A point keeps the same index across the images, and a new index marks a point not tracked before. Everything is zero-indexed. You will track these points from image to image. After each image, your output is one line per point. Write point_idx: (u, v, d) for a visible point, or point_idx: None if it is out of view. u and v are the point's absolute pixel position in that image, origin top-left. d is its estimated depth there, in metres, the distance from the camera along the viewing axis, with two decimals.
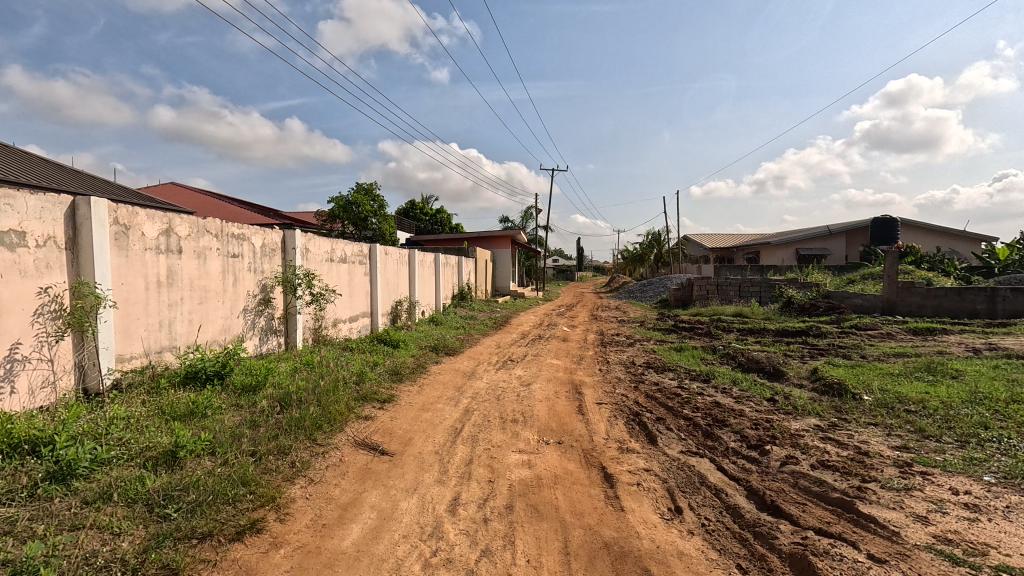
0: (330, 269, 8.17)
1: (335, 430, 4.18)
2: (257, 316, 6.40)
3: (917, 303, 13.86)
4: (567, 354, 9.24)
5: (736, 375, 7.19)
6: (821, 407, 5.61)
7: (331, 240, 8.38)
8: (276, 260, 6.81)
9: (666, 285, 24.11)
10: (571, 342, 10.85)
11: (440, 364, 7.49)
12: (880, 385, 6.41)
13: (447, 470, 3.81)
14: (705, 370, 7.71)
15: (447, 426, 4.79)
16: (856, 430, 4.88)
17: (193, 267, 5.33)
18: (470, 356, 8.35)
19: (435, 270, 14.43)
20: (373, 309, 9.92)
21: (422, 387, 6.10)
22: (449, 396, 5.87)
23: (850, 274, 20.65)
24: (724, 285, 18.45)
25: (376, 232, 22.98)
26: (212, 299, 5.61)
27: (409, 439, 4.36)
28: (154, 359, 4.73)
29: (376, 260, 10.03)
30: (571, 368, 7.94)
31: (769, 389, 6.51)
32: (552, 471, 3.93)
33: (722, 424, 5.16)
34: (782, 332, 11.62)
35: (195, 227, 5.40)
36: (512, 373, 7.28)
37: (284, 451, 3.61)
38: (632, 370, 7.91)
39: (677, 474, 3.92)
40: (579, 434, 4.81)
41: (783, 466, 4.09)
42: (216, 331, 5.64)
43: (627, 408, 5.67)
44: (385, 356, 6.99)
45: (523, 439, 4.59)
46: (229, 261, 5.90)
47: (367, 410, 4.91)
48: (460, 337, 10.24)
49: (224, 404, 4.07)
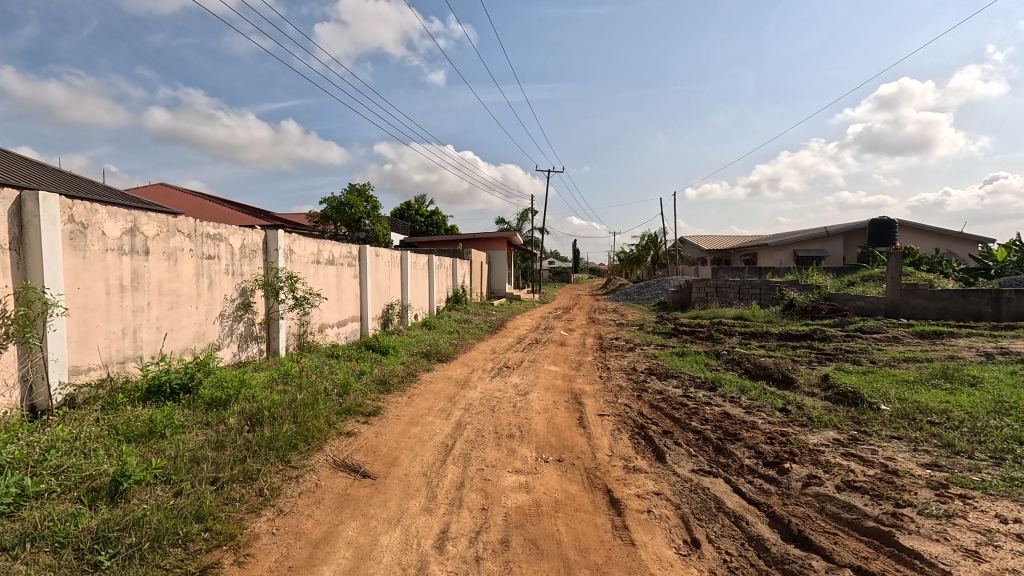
0: (316, 272, 7.77)
1: (312, 449, 3.78)
2: (235, 322, 5.98)
3: (921, 306, 13.56)
4: (565, 360, 8.86)
5: (743, 383, 6.83)
6: (838, 419, 5.25)
7: (318, 241, 7.98)
8: (257, 262, 6.40)
9: (664, 287, 23.79)
10: (569, 347, 10.47)
11: (431, 372, 7.08)
12: (898, 394, 6.05)
13: (435, 496, 3.41)
14: (711, 376, 7.35)
15: (437, 443, 4.40)
16: (879, 444, 4.52)
17: (162, 269, 4.92)
18: (464, 363, 7.94)
19: (428, 272, 14.03)
20: (363, 312, 9.53)
21: (412, 398, 5.70)
22: (440, 408, 5.47)
23: (850, 275, 20.37)
24: (724, 287, 18.15)
25: (370, 233, 22.59)
26: (184, 304, 5.19)
27: (395, 459, 3.96)
28: (116, 371, 4.32)
29: (366, 262, 9.63)
30: (570, 375, 7.56)
31: (780, 398, 6.15)
32: (552, 495, 3.54)
33: (734, 438, 4.79)
34: (786, 336, 11.29)
35: (164, 227, 4.99)
36: (508, 381, 6.88)
37: (251, 476, 3.21)
38: (633, 377, 7.55)
39: (690, 498, 3.54)
40: (581, 451, 4.43)
41: (806, 488, 3.72)
42: (189, 339, 5.23)
43: (631, 420, 5.29)
44: (373, 364, 6.57)
45: (520, 458, 4.20)
46: (204, 262, 5.49)
47: (350, 424, 4.51)
48: (453, 342, 9.83)
49: (187, 423, 3.64)
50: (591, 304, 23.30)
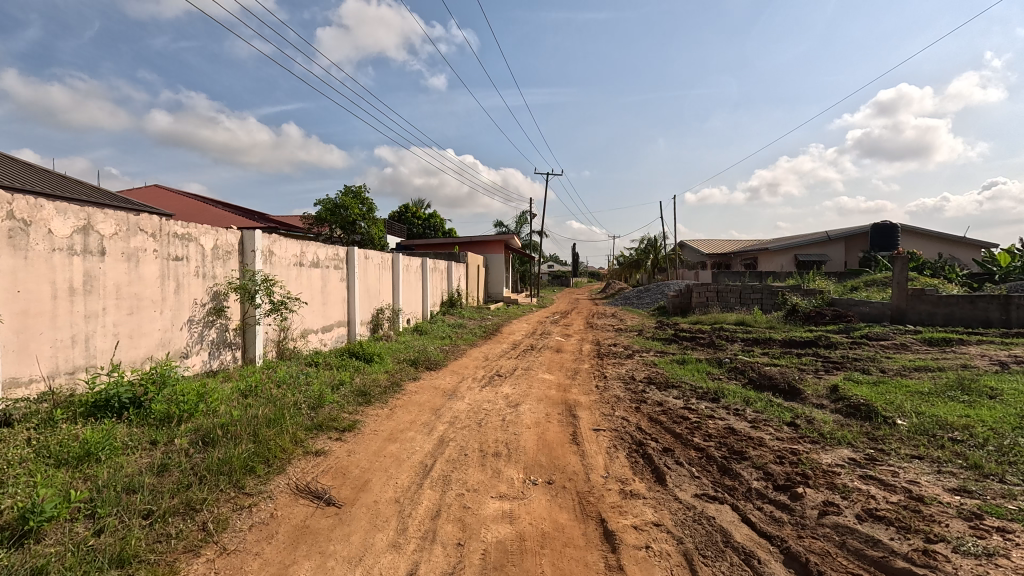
0: (298, 275, 7.39)
1: (272, 473, 3.39)
2: (206, 329, 5.59)
3: (927, 311, 13.20)
4: (560, 368, 8.47)
5: (748, 394, 6.45)
6: (852, 435, 4.87)
7: (302, 243, 7.63)
8: (231, 264, 6.02)
9: (663, 291, 23.46)
10: (566, 353, 10.07)
11: (417, 381, 6.69)
12: (914, 407, 5.66)
13: (406, 527, 3.02)
14: (714, 387, 6.96)
15: (415, 463, 4.01)
16: (899, 466, 4.14)
17: (120, 271, 4.53)
18: (453, 371, 7.55)
19: (421, 276, 13.63)
20: (350, 317, 9.16)
21: (393, 411, 5.31)
22: (423, 422, 5.07)
23: (854, 281, 19.89)
24: (724, 292, 17.83)
25: (365, 236, 22.22)
26: (146, 309, 4.81)
27: (365, 482, 3.56)
28: (61, 382, 3.93)
29: (354, 265, 9.26)
30: (565, 384, 7.16)
31: (788, 411, 5.77)
32: (537, 526, 3.15)
33: (740, 457, 4.41)
34: (790, 343, 10.90)
35: (124, 225, 4.61)
36: (499, 392, 6.49)
37: (193, 508, 2.81)
38: (631, 387, 7.15)
39: (693, 531, 3.14)
40: (573, 472, 4.05)
41: (822, 518, 3.33)
42: (150, 346, 4.84)
43: (629, 436, 4.90)
44: (354, 373, 6.18)
45: (507, 480, 3.81)
46: (170, 264, 5.11)
47: (320, 442, 4.12)
48: (444, 349, 9.42)
49: (130, 443, 3.25)
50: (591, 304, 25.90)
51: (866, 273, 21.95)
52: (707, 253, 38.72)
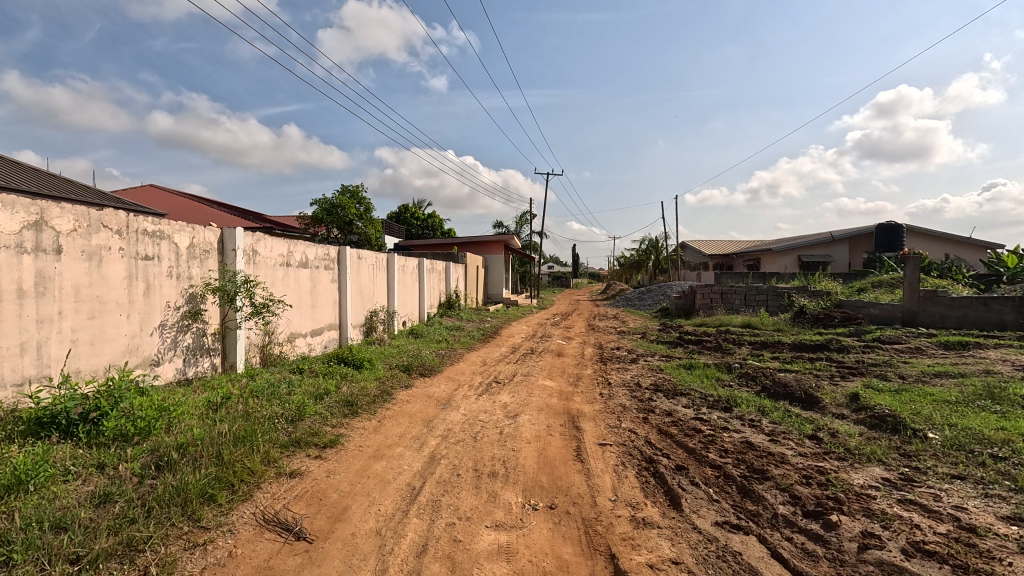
0: (284, 276, 7.00)
1: (236, 501, 2.97)
2: (180, 334, 5.19)
3: (940, 313, 12.79)
4: (562, 373, 8.05)
5: (763, 403, 6.05)
6: (882, 451, 4.46)
7: (289, 241, 7.22)
8: (210, 263, 5.62)
9: (666, 292, 23.07)
10: (567, 358, 9.65)
11: (410, 389, 6.28)
12: (944, 418, 5.25)
13: (387, 567, 2.61)
14: (725, 395, 6.55)
15: (402, 485, 3.60)
16: (941, 488, 3.73)
17: (80, 271, 4.12)
18: (448, 378, 7.14)
19: (418, 277, 13.22)
20: (341, 320, 8.75)
21: (382, 423, 4.90)
22: (413, 436, 4.65)
23: (861, 282, 19.47)
24: (729, 293, 17.43)
25: (362, 236, 21.81)
26: (110, 312, 4.40)
27: (343, 510, 3.15)
28: (5, 396, 3.52)
29: (346, 266, 8.85)
30: (567, 392, 6.75)
31: (808, 422, 5.36)
32: (538, 563, 2.75)
33: (761, 476, 3.99)
34: (800, 347, 10.48)
35: (84, 221, 4.19)
36: (497, 401, 6.06)
37: (136, 549, 2.40)
38: (637, 395, 6.73)
39: (719, 570, 2.73)
40: (578, 495, 3.64)
41: (863, 553, 2.91)
42: (115, 353, 4.43)
43: (638, 452, 4.48)
44: (341, 381, 5.77)
45: (503, 506, 3.39)
46: (138, 264, 4.70)
47: (297, 461, 3.70)
48: (440, 353, 8.99)
49: (70, 469, 2.82)
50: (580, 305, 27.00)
51: (871, 273, 21.55)
52: (709, 254, 38.35)
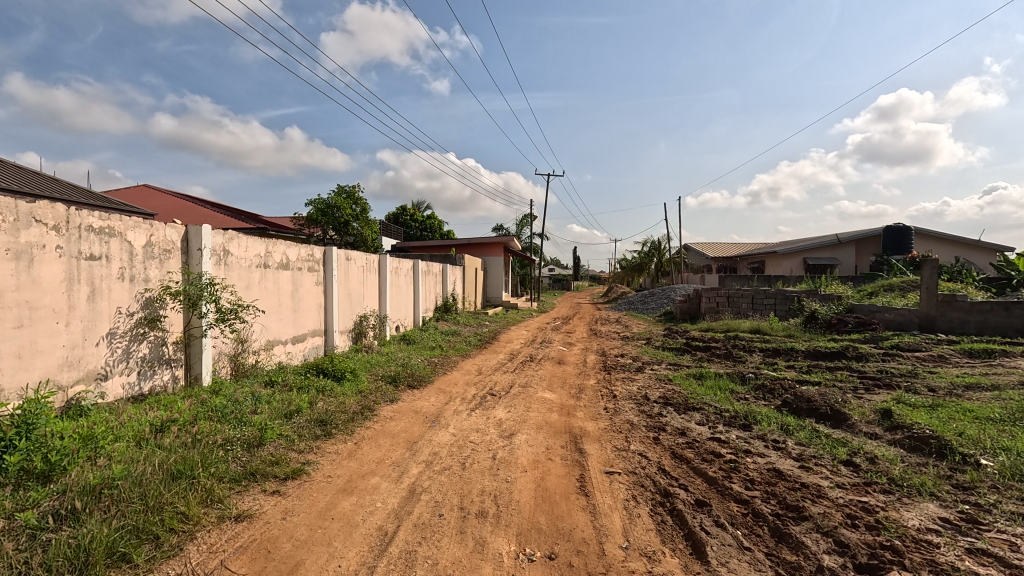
0: (260, 278, 6.43)
1: (156, 562, 2.38)
2: (134, 344, 4.61)
3: (959, 319, 12.18)
4: (562, 384, 7.45)
5: (785, 421, 5.47)
6: (933, 483, 3.86)
7: (267, 241, 6.65)
8: (171, 265, 5.05)
9: (670, 296, 22.48)
10: (568, 366, 9.06)
11: (395, 403, 5.71)
12: (995, 439, 4.65)
13: None
14: (742, 410, 5.97)
15: (371, 529, 3.00)
16: (1016, 533, 3.12)
17: (4, 272, 3.54)
18: (439, 390, 6.56)
19: (412, 280, 12.62)
20: (327, 325, 8.18)
21: (359, 446, 4.32)
22: (393, 462, 4.07)
23: (871, 285, 18.85)
24: (735, 298, 16.86)
25: (358, 236, 21.22)
26: (43, 320, 3.82)
27: (295, 568, 2.55)
28: None
29: (332, 268, 8.28)
30: (569, 406, 6.16)
31: (840, 444, 4.77)
32: None
33: (798, 515, 3.39)
34: (815, 355, 9.87)
35: (11, 215, 3.61)
36: (491, 417, 5.47)
37: None
38: (645, 410, 6.14)
39: None
40: (583, 541, 3.04)
41: None
42: (50, 367, 3.85)
43: (652, 483, 3.88)
44: (317, 396, 5.20)
45: (492, 558, 2.79)
46: (81, 264, 4.13)
47: (248, 498, 3.11)
48: (432, 361, 8.39)
49: None
50: (573, 304, 29.78)
51: (881, 277, 20.95)
52: (712, 257, 37.82)
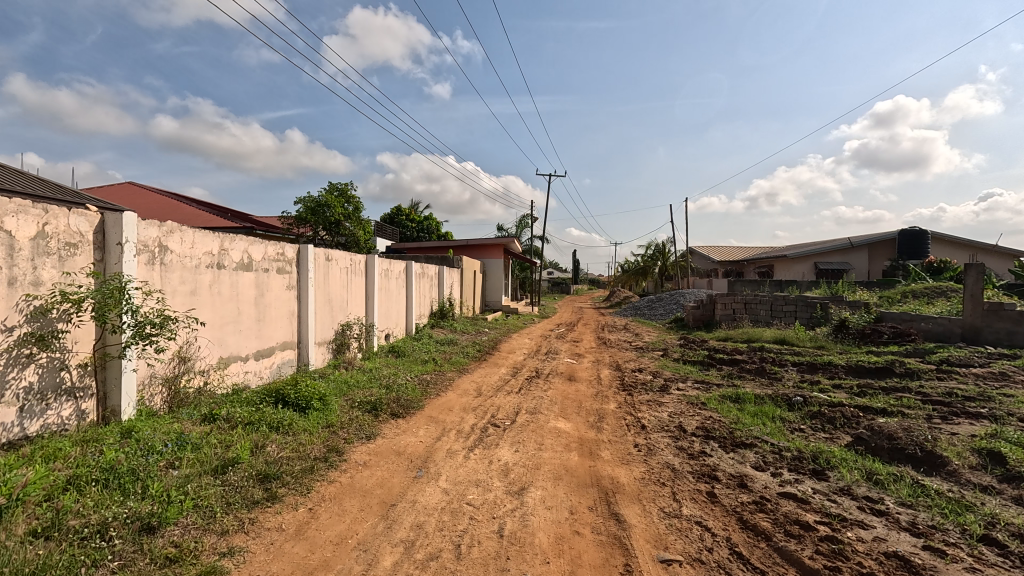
0: (211, 282, 5.23)
1: None
2: (13, 371, 3.39)
3: (1007, 330, 11.00)
4: (577, 409, 6.27)
5: (871, 468, 4.27)
6: None
7: (219, 236, 5.42)
8: (75, 263, 3.84)
9: (678, 301, 21.32)
10: (581, 384, 7.86)
11: (371, 440, 4.51)
12: None
13: None
14: (805, 449, 4.78)
15: None
16: None
17: None
18: (429, 419, 5.36)
19: (404, 283, 11.40)
20: (301, 336, 6.99)
21: (313, 514, 3.12)
22: (358, 543, 2.87)
23: (895, 291, 17.68)
24: (753, 304, 15.72)
25: (351, 237, 20.05)
26: None
27: None
28: None
29: (306, 268, 7.04)
30: (590, 442, 4.97)
31: (961, 509, 3.56)
32: None
33: None
34: (859, 371, 8.68)
35: None
36: (494, 460, 4.29)
37: None
38: (684, 447, 4.95)
39: None
40: None
41: None
42: None
43: None
44: (268, 437, 3.98)
45: None
46: None
47: None
48: (422, 379, 7.20)
49: None
50: (573, 304, 33.34)
51: (900, 283, 19.75)
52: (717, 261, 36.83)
